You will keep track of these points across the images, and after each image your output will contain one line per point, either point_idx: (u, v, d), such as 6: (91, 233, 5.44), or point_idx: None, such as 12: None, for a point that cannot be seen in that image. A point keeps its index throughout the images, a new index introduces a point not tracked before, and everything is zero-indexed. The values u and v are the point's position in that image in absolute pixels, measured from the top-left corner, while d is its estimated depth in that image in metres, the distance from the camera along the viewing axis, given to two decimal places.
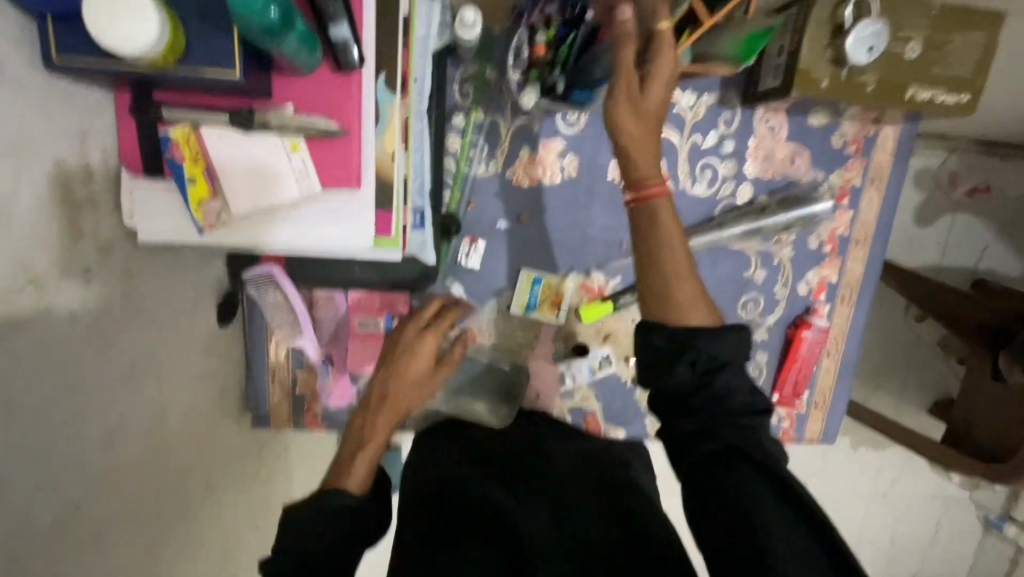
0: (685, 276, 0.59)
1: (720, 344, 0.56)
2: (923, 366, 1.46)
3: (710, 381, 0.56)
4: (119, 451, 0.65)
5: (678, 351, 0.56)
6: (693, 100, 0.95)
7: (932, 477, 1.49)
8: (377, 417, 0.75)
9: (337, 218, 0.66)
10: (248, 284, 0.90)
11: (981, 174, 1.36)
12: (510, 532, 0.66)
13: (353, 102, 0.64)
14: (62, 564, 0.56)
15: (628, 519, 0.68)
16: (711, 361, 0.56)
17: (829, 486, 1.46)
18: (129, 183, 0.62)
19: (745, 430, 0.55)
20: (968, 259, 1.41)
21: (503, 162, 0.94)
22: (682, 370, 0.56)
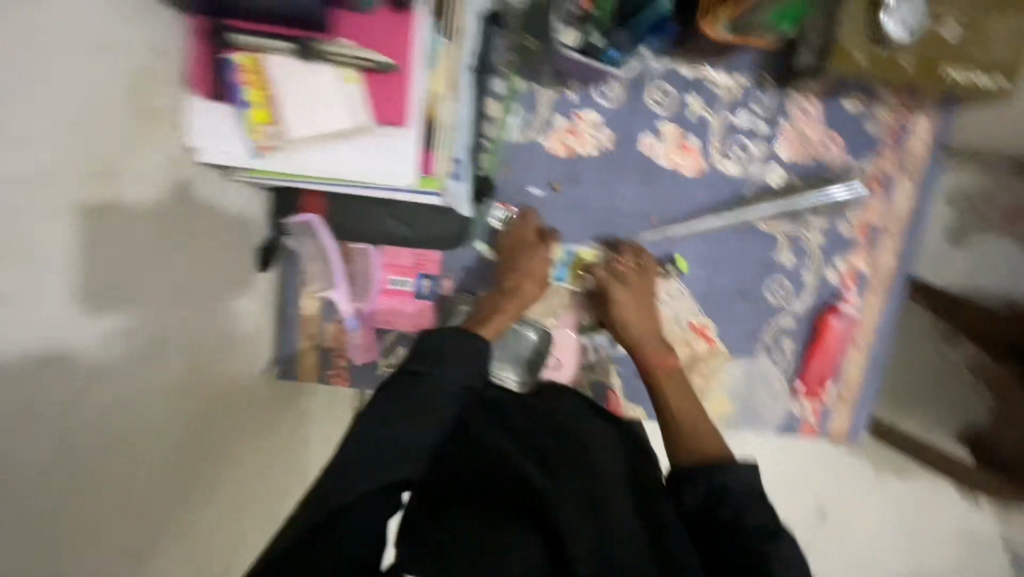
0: (693, 429, 0.79)
1: (725, 475, 0.68)
2: (956, 394, 1.40)
3: (714, 508, 0.67)
4: (159, 365, 0.68)
5: (688, 480, 0.70)
6: (728, 79, 0.98)
7: (961, 508, 1.42)
8: (501, 305, 0.91)
9: (379, 153, 0.70)
10: (288, 233, 0.94)
11: (1018, 197, 1.33)
12: (554, 531, 0.63)
13: (406, 41, 0.68)
14: (97, 452, 0.59)
15: (660, 538, 0.64)
16: (711, 489, 0.69)
17: (850, 505, 1.41)
18: (196, 104, 0.66)
19: (745, 534, 0.63)
20: (1002, 281, 1.38)
21: (540, 130, 0.98)
22: (688, 497, 0.70)
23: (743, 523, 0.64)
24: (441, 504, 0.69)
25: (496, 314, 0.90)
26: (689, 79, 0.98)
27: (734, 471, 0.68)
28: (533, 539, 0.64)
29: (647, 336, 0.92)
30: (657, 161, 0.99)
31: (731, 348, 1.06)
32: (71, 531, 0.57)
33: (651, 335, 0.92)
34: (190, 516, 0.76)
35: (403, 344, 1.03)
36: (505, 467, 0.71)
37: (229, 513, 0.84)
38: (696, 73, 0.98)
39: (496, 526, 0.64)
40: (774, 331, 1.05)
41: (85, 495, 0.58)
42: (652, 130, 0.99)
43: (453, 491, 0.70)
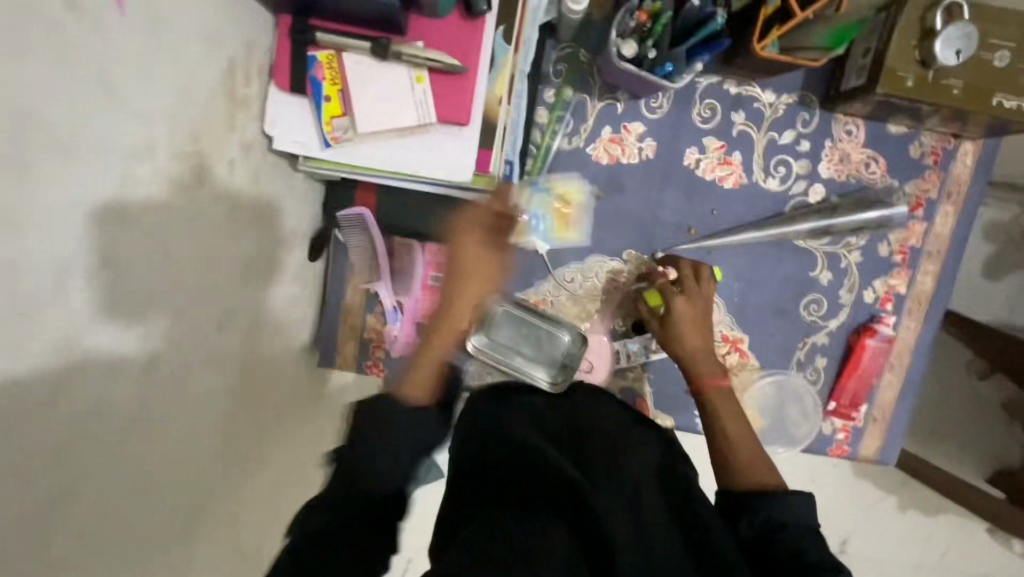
0: (747, 454, 0.78)
1: (778, 509, 0.68)
2: (988, 430, 1.37)
3: (769, 537, 0.66)
4: (223, 338, 0.72)
5: (743, 507, 0.71)
6: (774, 98, 1.00)
7: (992, 551, 1.38)
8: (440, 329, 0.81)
9: (441, 150, 0.74)
10: (338, 226, 0.99)
11: None
12: (595, 532, 0.64)
13: (475, 48, 0.73)
14: (168, 418, 0.62)
15: (704, 552, 0.64)
16: (768, 520, 0.68)
17: (875, 541, 1.38)
18: (276, 95, 0.71)
19: (805, 567, 0.61)
20: None
21: (586, 139, 1.00)
22: (744, 526, 0.69)
23: (803, 558, 0.62)
24: (475, 496, 0.72)
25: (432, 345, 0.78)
26: (734, 96, 1.00)
27: (787, 501, 0.69)
28: (564, 534, 0.64)
29: (702, 354, 0.89)
30: (699, 174, 1.01)
31: (765, 363, 1.06)
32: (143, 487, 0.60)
33: (709, 352, 0.90)
34: (236, 491, 0.78)
35: None
36: (530, 458, 0.72)
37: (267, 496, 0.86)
38: (741, 90, 1.00)
39: (528, 521, 0.65)
40: (808, 348, 1.05)
41: (157, 455, 0.61)
42: (695, 144, 1.01)
43: (485, 484, 0.72)
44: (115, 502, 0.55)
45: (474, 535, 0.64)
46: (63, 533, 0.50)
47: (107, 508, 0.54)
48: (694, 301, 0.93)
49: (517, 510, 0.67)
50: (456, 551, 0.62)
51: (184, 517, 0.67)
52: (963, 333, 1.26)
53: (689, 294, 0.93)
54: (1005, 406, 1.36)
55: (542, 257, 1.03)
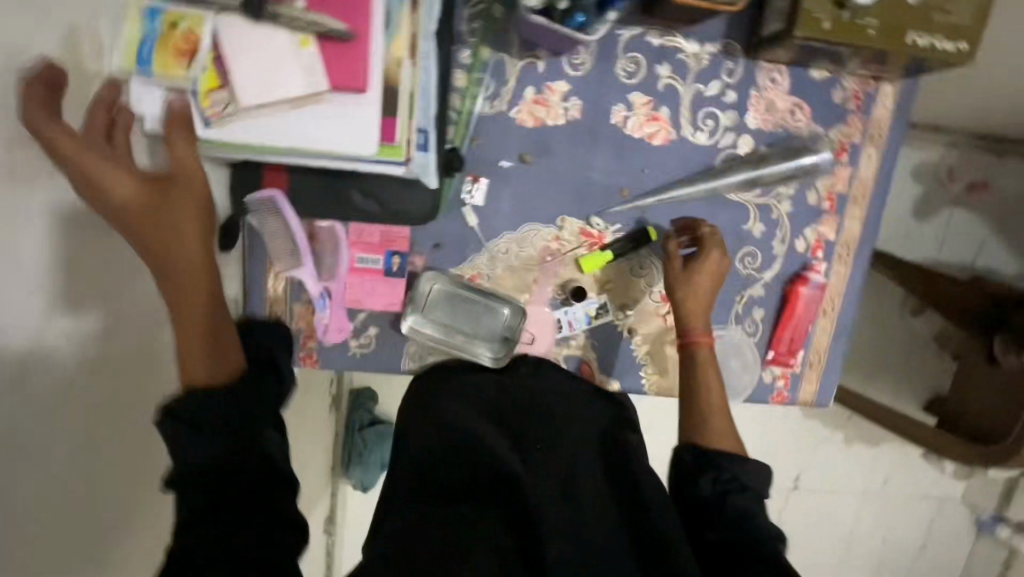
0: (721, 414, 0.82)
1: (740, 469, 0.73)
2: (920, 362, 1.44)
3: (728, 497, 0.71)
4: (113, 344, 0.65)
5: (709, 466, 0.73)
6: (697, 48, 0.97)
7: (926, 474, 1.49)
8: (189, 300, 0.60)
9: (341, 119, 0.71)
10: (249, 211, 0.91)
11: (980, 171, 1.37)
12: (534, 531, 0.64)
13: (363, 9, 0.70)
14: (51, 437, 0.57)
15: (636, 510, 0.67)
16: (729, 483, 0.72)
17: (818, 476, 1.47)
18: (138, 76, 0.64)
19: (757, 525, 0.68)
20: (964, 255, 1.42)
21: (509, 102, 0.95)
22: (704, 485, 0.72)
23: (754, 515, 0.69)
24: (410, 492, 0.71)
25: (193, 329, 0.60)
26: (658, 47, 0.97)
27: (754, 468, 0.75)
28: (500, 526, 0.65)
29: (698, 312, 0.91)
30: (627, 132, 0.98)
31: None
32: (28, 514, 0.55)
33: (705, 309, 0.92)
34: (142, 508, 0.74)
35: (374, 324, 1.01)
36: (478, 453, 0.72)
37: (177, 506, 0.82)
38: (665, 41, 0.96)
39: (465, 516, 0.66)
40: (745, 301, 1.06)
41: (42, 477, 0.56)
42: (621, 101, 0.98)
43: (423, 482, 0.71)
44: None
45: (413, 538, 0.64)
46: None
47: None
48: (713, 266, 0.93)
49: (456, 506, 0.68)
50: (387, 544, 0.63)
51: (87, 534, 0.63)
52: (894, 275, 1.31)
53: (707, 258, 0.93)
54: (935, 339, 1.42)
55: (472, 231, 0.99)
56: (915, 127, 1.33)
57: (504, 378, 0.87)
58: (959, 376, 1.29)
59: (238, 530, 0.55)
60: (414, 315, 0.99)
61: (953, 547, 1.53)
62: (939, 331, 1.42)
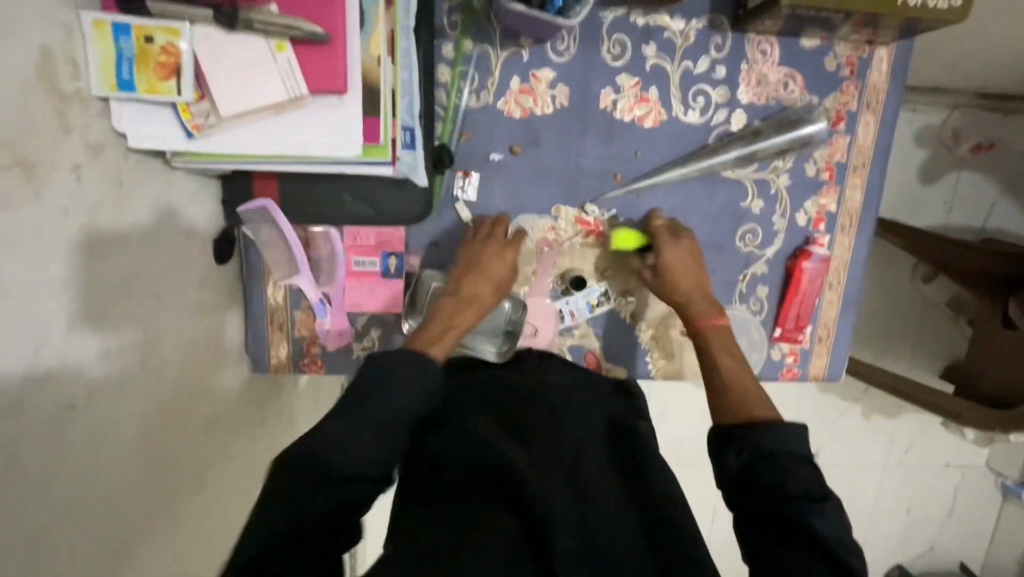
0: (742, 384, 0.77)
1: (766, 436, 0.67)
2: (933, 330, 1.41)
3: (756, 467, 0.65)
4: (113, 364, 0.65)
5: (734, 439, 0.69)
6: (683, 25, 0.95)
7: (947, 442, 1.47)
8: (458, 313, 0.84)
9: (322, 123, 0.71)
10: (244, 220, 0.91)
11: (986, 131, 1.34)
12: (536, 525, 0.62)
13: (337, 11, 0.69)
14: (55, 461, 0.57)
15: (662, 525, 0.65)
16: (756, 451, 0.66)
17: (837, 452, 1.45)
18: (120, 105, 0.64)
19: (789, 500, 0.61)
20: (974, 217, 1.39)
21: (494, 94, 0.94)
22: (731, 458, 0.68)
23: (784, 484, 0.62)
24: (415, 492, 0.69)
25: (453, 322, 0.83)
26: (642, 27, 0.95)
27: (779, 433, 0.67)
28: (509, 528, 0.63)
29: (696, 296, 0.90)
30: (617, 116, 0.97)
31: None
32: (43, 537, 0.55)
33: (701, 292, 0.91)
34: (167, 523, 0.75)
35: (376, 326, 1.00)
36: (480, 447, 0.71)
37: (196, 523, 0.82)
38: (649, 20, 0.95)
39: (465, 514, 0.64)
40: (747, 280, 1.05)
41: (51, 498, 0.56)
42: (609, 84, 0.96)
43: (425, 479, 0.70)
44: (10, 564, 0.51)
45: (416, 534, 0.62)
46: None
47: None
48: (685, 249, 0.93)
49: (455, 503, 0.66)
50: (398, 544, 0.61)
51: (110, 550, 0.65)
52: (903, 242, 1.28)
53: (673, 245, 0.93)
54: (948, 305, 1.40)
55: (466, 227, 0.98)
56: (915, 90, 1.30)
57: (513, 374, 0.87)
58: (975, 340, 1.26)
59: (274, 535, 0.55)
60: (413, 314, 0.98)
61: (980, 515, 1.51)
62: None
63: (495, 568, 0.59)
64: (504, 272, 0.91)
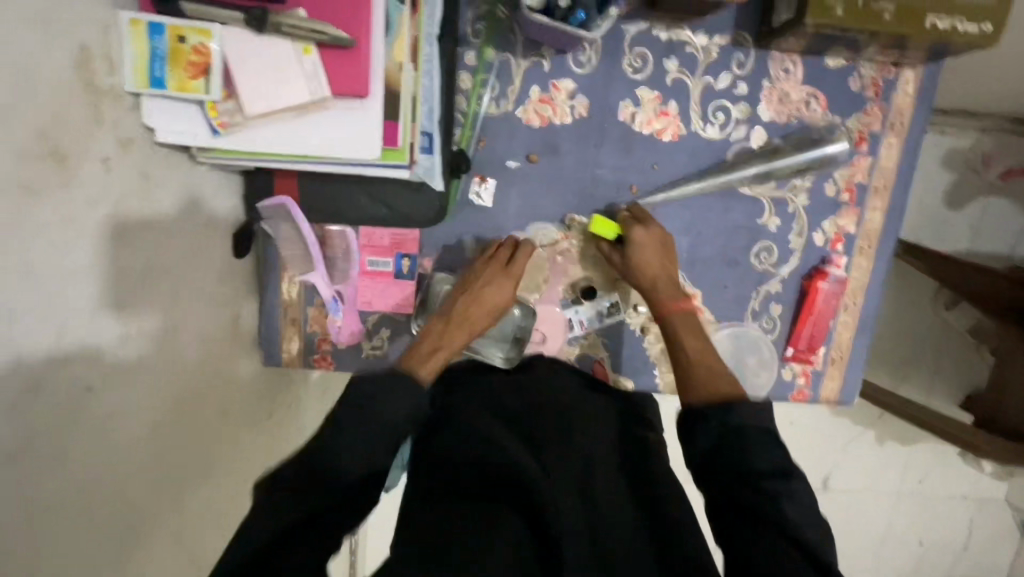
0: (710, 368, 0.77)
1: (730, 412, 0.66)
2: (956, 358, 1.38)
3: (722, 448, 0.64)
4: (133, 350, 0.68)
5: (700, 417, 0.68)
6: (706, 40, 0.95)
7: (964, 474, 1.43)
8: (449, 334, 0.85)
9: (345, 126, 0.73)
10: (263, 217, 0.93)
11: (1017, 157, 1.31)
12: (547, 533, 0.62)
13: (363, 16, 0.71)
14: (71, 441, 0.59)
15: (667, 531, 0.64)
16: (724, 428, 0.65)
17: (848, 477, 1.43)
18: (152, 104, 0.67)
19: (755, 480, 0.61)
20: (1001, 244, 1.36)
21: (514, 102, 0.95)
22: (699, 440, 0.67)
23: (753, 464, 0.62)
24: (425, 499, 0.69)
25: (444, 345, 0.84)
26: (665, 42, 0.95)
27: (737, 412, 0.66)
28: (521, 532, 0.64)
29: (663, 281, 0.89)
30: (635, 128, 0.97)
31: (719, 317, 1.04)
32: (55, 514, 0.57)
33: (668, 276, 0.90)
34: (176, 506, 0.77)
35: (386, 327, 1.02)
36: (487, 448, 0.71)
37: (204, 509, 0.84)
38: (672, 35, 0.95)
39: (479, 516, 0.64)
40: (761, 297, 1.04)
41: (69, 476, 0.59)
42: (629, 97, 0.96)
43: (437, 485, 0.70)
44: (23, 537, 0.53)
45: (430, 539, 0.62)
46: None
47: (10, 548, 0.52)
48: (654, 238, 0.91)
49: (468, 506, 0.66)
50: (411, 544, 0.61)
51: (119, 532, 0.66)
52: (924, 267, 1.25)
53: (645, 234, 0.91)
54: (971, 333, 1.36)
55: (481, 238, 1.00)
56: (944, 113, 1.28)
57: (526, 381, 0.86)
58: (997, 371, 1.23)
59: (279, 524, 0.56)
60: (424, 317, 0.99)
61: (997, 551, 1.46)
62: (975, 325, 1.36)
63: (507, 570, 0.59)
64: (501, 301, 0.90)
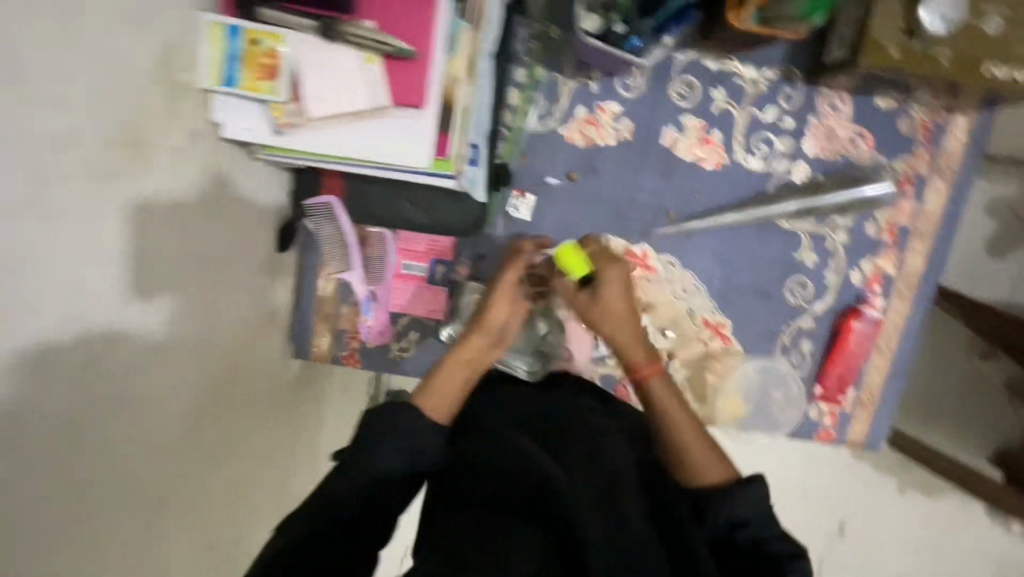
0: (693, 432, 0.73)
1: (733, 502, 0.64)
2: (989, 412, 1.33)
3: (733, 535, 0.63)
4: (178, 333, 0.71)
5: (705, 504, 0.65)
6: (755, 73, 0.96)
7: (991, 534, 1.37)
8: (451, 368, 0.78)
9: (398, 133, 0.75)
10: (307, 214, 0.95)
11: None
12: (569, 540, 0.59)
13: (426, 30, 0.73)
14: (114, 416, 0.61)
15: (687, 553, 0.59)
16: (731, 518, 0.64)
17: (867, 525, 1.38)
18: (223, 101, 0.70)
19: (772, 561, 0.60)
20: None
21: (560, 120, 0.97)
22: (710, 525, 0.64)
23: (764, 545, 0.61)
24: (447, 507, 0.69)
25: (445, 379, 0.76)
26: (714, 71, 0.96)
27: (745, 492, 0.65)
28: (544, 538, 0.61)
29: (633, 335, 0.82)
30: (677, 154, 0.98)
31: (747, 348, 1.03)
32: (92, 484, 0.60)
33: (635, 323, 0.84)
34: (201, 489, 0.79)
35: (416, 330, 1.03)
36: (510, 456, 0.69)
37: (226, 495, 0.85)
38: (722, 65, 0.96)
39: (496, 524, 0.63)
40: (792, 332, 1.02)
41: (111, 448, 0.61)
42: (673, 123, 0.97)
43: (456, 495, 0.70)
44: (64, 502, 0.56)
45: (451, 550, 0.61)
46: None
47: (49, 508, 0.55)
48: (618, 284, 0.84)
49: (487, 511, 0.65)
50: (435, 556, 0.62)
51: (146, 508, 0.69)
52: (961, 315, 1.22)
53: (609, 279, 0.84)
54: (1005, 387, 1.32)
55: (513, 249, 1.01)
56: (992, 160, 1.25)
57: (557, 394, 0.85)
58: None
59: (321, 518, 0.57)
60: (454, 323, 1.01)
61: None
62: (1010, 379, 1.31)
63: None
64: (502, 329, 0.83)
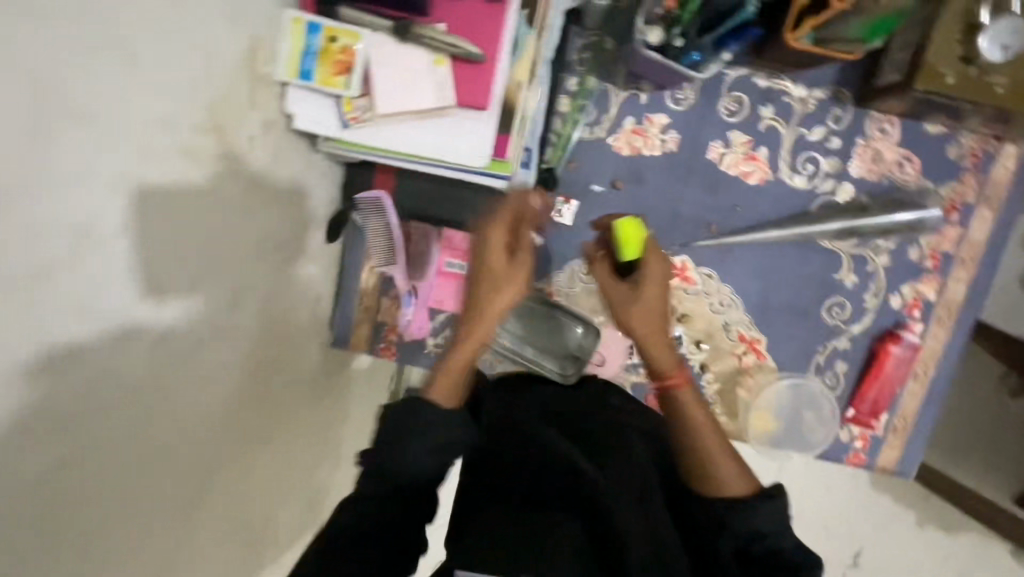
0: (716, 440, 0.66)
1: (753, 514, 0.60)
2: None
3: (750, 547, 0.59)
4: (235, 312, 0.73)
5: (724, 523, 0.61)
6: (805, 92, 0.97)
7: None
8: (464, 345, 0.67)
9: (458, 132, 0.78)
10: (357, 208, 0.99)
11: None
12: (607, 532, 0.62)
13: (494, 35, 0.76)
14: (173, 387, 0.64)
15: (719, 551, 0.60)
16: (751, 532, 0.60)
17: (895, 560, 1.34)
18: (296, 94, 0.73)
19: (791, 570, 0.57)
20: None
21: (608, 129, 0.99)
22: (727, 546, 0.60)
23: (781, 551, 0.58)
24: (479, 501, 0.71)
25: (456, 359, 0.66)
26: (764, 88, 0.98)
27: (769, 506, 0.60)
28: (578, 535, 0.63)
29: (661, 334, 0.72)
30: (721, 168, 0.99)
31: (781, 364, 1.03)
32: (149, 451, 0.62)
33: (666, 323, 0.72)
34: (243, 469, 0.80)
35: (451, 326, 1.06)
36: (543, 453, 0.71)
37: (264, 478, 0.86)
38: (773, 83, 0.97)
39: (529, 520, 0.65)
40: (828, 352, 1.02)
41: (169, 417, 0.64)
42: (720, 138, 0.99)
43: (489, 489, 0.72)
44: (124, 464, 0.59)
45: (485, 539, 0.63)
46: (59, 471, 0.53)
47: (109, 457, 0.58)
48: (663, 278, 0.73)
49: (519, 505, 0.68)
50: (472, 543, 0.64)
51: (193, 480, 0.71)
52: None
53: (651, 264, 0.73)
54: None
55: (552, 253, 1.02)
56: None
57: (596, 393, 0.86)
58: None
59: (361, 527, 0.58)
60: None
61: None
62: None
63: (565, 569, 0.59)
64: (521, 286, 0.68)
